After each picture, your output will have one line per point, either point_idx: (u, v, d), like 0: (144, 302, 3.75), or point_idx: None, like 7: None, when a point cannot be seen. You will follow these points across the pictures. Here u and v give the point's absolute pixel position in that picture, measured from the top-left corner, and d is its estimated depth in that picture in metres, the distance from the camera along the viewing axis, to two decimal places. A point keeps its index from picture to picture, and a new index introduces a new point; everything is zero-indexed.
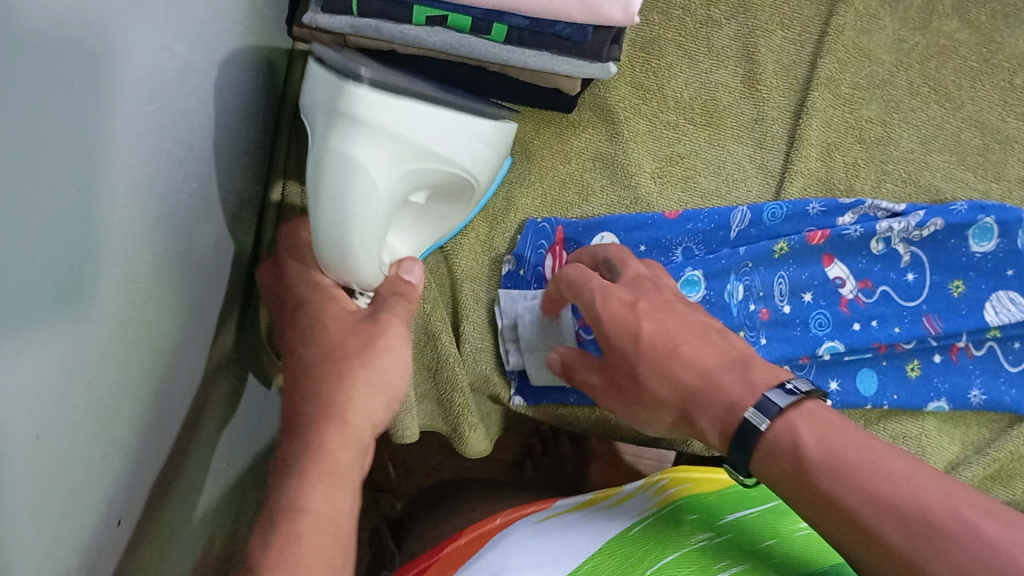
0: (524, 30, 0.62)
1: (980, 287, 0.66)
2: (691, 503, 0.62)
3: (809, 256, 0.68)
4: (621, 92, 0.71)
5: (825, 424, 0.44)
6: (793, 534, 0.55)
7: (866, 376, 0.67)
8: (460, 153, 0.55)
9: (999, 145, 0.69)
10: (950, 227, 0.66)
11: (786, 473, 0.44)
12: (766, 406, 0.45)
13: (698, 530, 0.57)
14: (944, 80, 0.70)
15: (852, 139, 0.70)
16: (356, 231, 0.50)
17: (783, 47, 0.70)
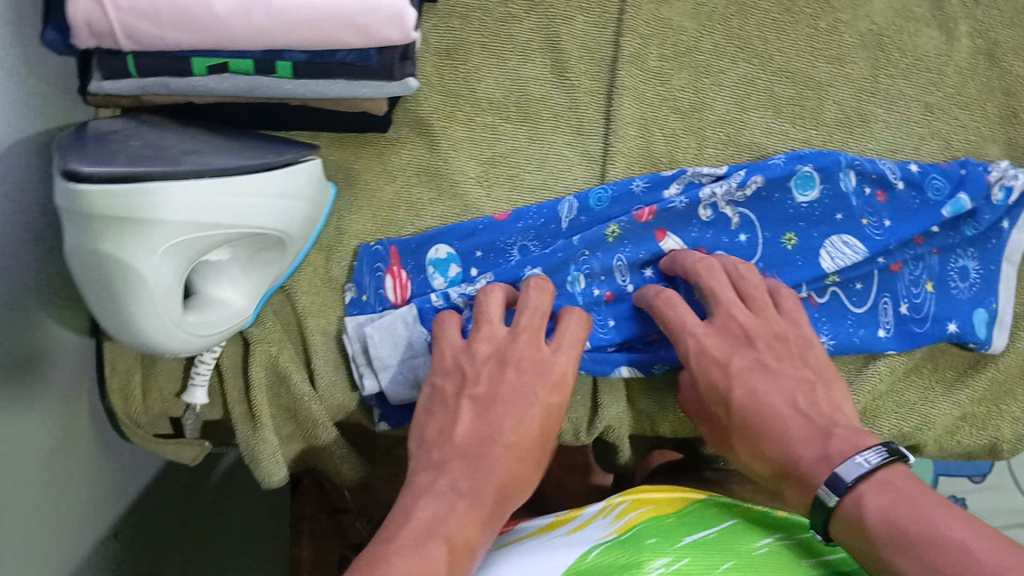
0: (308, 63, 0.61)
1: (811, 236, 0.67)
2: (648, 528, 0.58)
3: (642, 236, 0.68)
4: (433, 102, 0.70)
5: (902, 486, 0.48)
6: (760, 562, 0.52)
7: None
8: (234, 204, 0.54)
9: (813, 91, 0.70)
10: (773, 182, 0.67)
11: (851, 538, 0.48)
12: (836, 481, 0.50)
13: (658, 559, 0.52)
14: (748, 36, 0.70)
15: (668, 110, 0.70)
16: (145, 324, 0.51)
17: (586, 31, 0.70)
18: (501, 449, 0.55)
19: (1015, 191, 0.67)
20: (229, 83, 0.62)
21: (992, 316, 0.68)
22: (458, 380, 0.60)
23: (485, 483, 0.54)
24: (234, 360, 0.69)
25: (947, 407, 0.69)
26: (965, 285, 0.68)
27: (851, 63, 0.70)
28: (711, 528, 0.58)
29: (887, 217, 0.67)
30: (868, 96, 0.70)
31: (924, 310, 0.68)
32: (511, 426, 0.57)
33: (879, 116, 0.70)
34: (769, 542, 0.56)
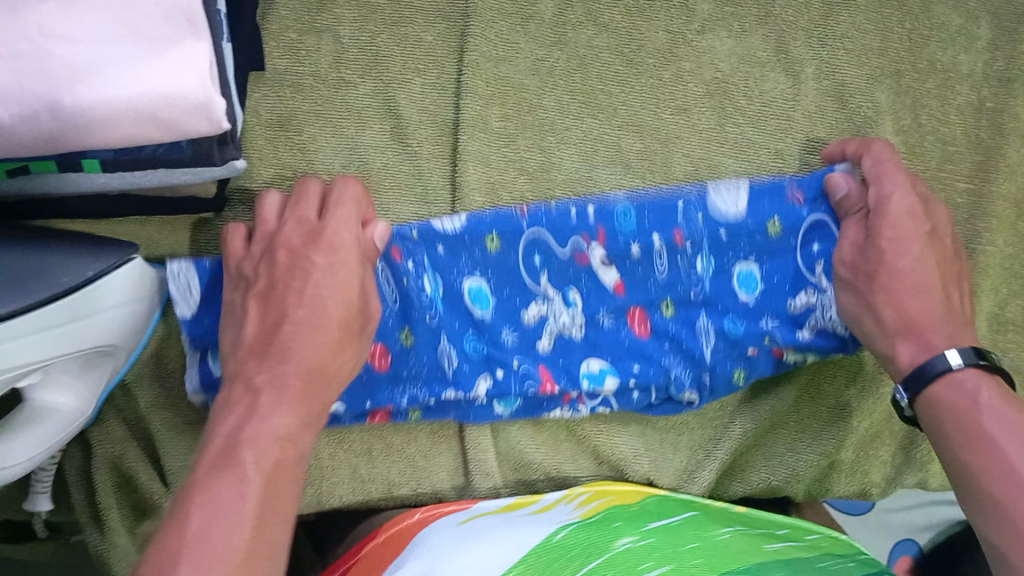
0: (116, 160, 0.58)
1: (657, 317, 0.66)
2: (614, 514, 0.60)
3: (454, 284, 0.64)
4: (267, 176, 0.67)
5: (975, 384, 0.51)
6: (725, 546, 0.53)
7: (555, 373, 0.66)
8: (27, 345, 0.52)
9: (660, 144, 0.68)
10: (582, 222, 0.65)
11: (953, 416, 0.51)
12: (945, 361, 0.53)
13: (621, 540, 0.55)
14: (592, 90, 0.68)
15: (514, 171, 0.68)
16: None
17: (425, 94, 0.68)
18: (287, 336, 0.50)
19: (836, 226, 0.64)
20: (36, 185, 0.59)
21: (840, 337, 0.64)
22: (243, 287, 0.55)
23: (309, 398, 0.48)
24: (80, 463, 0.66)
25: (812, 457, 0.68)
26: (824, 317, 0.64)
27: (696, 113, 0.68)
28: (677, 516, 0.60)
29: (720, 231, 0.64)
30: (717, 146, 0.68)
31: (763, 332, 0.65)
32: (292, 323, 0.51)
33: (729, 167, 0.68)
34: (731, 529, 0.58)
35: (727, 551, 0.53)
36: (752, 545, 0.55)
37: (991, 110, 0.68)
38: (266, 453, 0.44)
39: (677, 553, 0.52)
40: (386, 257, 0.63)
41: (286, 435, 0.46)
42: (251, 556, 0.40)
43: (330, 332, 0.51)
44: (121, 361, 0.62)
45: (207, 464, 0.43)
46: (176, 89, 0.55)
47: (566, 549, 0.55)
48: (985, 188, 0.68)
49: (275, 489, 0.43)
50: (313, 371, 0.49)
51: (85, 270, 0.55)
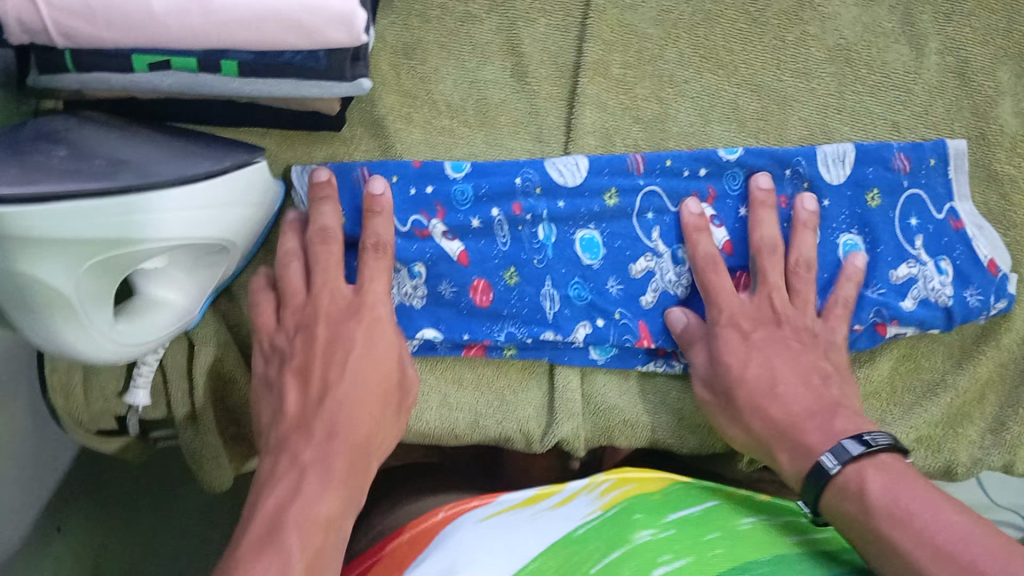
0: (254, 64, 0.59)
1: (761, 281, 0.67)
2: (636, 505, 0.58)
3: (566, 232, 0.67)
4: (388, 102, 0.68)
5: (902, 471, 0.54)
6: (747, 546, 0.52)
7: (654, 330, 0.67)
8: (176, 226, 0.52)
9: (777, 106, 0.68)
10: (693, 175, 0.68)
11: (849, 504, 0.53)
12: (838, 452, 0.55)
13: (642, 532, 0.55)
14: (715, 46, 0.68)
15: (629, 119, 0.68)
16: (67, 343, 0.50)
17: (548, 35, 0.68)
18: (307, 482, 0.52)
19: (929, 203, 0.68)
20: (170, 80, 0.60)
21: (943, 307, 0.67)
22: (276, 460, 0.54)
23: (335, 476, 0.53)
24: (182, 360, 0.66)
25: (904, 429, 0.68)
26: (927, 288, 0.67)
27: (818, 79, 0.68)
28: (698, 508, 0.58)
29: (823, 199, 0.68)
30: (835, 113, 0.68)
31: (873, 303, 0.66)
32: (339, 402, 0.57)
33: (844, 134, 0.69)
34: (753, 521, 0.57)
35: (745, 545, 0.53)
36: (772, 540, 0.54)
37: None
38: (311, 536, 0.49)
39: (695, 549, 0.52)
40: (504, 206, 0.66)
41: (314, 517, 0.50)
42: (276, 530, 0.49)
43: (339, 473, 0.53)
44: (227, 269, 0.62)
45: (256, 540, 0.48)
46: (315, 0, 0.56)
47: (580, 546, 0.54)
48: None
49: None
50: (326, 467, 0.53)
51: (217, 163, 0.56)
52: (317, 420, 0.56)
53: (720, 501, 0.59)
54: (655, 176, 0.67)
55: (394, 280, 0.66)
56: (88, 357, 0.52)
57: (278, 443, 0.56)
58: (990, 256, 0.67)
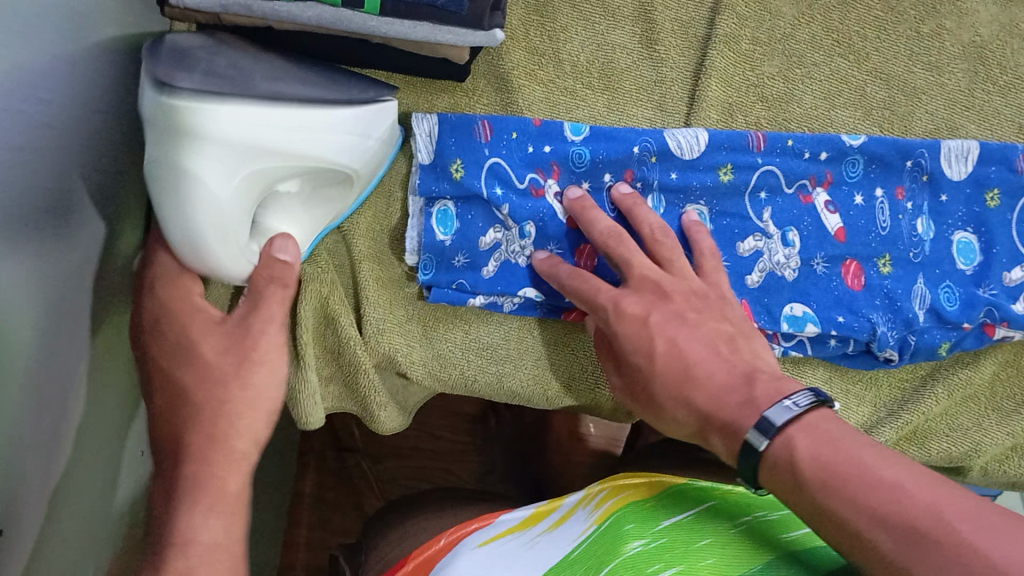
0: (396, 3, 0.60)
1: (870, 271, 0.67)
2: (625, 516, 0.60)
3: (676, 205, 0.67)
4: (516, 57, 0.68)
5: (807, 442, 0.48)
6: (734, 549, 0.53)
7: (757, 312, 0.65)
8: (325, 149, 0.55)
9: (906, 97, 0.68)
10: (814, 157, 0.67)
11: (787, 477, 0.48)
12: (765, 426, 0.50)
13: (633, 542, 0.55)
14: (848, 31, 0.68)
15: (754, 97, 0.68)
16: (204, 242, 0.52)
17: (681, 4, 0.68)
18: (199, 550, 0.50)
19: None
20: (311, 14, 0.60)
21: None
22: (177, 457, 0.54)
23: (235, 546, 0.52)
24: None
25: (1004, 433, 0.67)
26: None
27: (949, 73, 0.68)
28: (686, 515, 0.59)
29: (941, 194, 0.67)
30: (962, 110, 0.68)
31: (984, 302, 0.66)
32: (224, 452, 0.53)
33: (969, 132, 0.68)
34: (747, 520, 0.58)
35: (735, 550, 0.54)
36: (760, 543, 0.55)
37: None
38: (217, 558, 0.50)
39: (688, 557, 0.53)
40: (617, 172, 0.66)
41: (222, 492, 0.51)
42: (233, 552, 0.51)
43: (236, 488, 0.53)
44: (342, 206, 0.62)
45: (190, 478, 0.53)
46: None
47: (570, 567, 0.56)
48: None
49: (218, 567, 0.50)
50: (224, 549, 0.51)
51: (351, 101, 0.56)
52: (164, 419, 0.55)
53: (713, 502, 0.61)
54: (774, 154, 0.66)
55: (504, 237, 0.66)
56: (215, 262, 0.53)
57: (172, 409, 0.55)
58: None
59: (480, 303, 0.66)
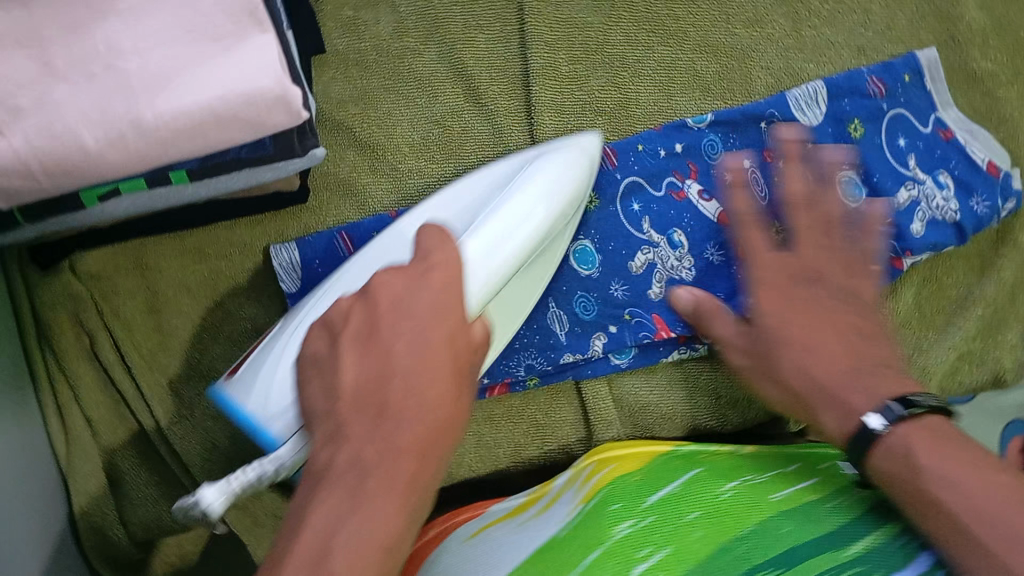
0: (202, 169, 0.57)
1: None
2: (614, 491, 0.59)
3: None
4: (349, 160, 0.66)
5: (903, 445, 0.48)
6: (729, 512, 0.55)
7: (672, 321, 0.65)
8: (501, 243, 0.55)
9: (738, 62, 0.66)
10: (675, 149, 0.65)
11: (900, 472, 0.48)
12: (890, 413, 0.50)
13: (621, 524, 0.55)
14: (659, 18, 0.66)
15: (593, 114, 0.66)
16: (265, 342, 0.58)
17: (491, 51, 0.66)
18: (401, 392, 0.39)
19: (914, 117, 0.66)
20: (126, 204, 0.59)
21: (953, 221, 0.64)
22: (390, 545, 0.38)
23: (424, 475, 0.38)
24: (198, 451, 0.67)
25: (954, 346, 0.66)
26: (932, 204, 0.64)
27: (769, 24, 0.67)
28: (679, 481, 0.59)
29: (807, 140, 0.65)
30: (796, 52, 0.66)
31: None
32: (400, 375, 0.39)
33: (811, 71, 0.66)
34: (735, 484, 0.57)
35: (730, 514, 0.54)
36: (757, 501, 0.56)
37: None
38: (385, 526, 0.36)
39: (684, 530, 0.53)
40: None
41: (430, 438, 0.38)
42: (413, 484, 0.37)
43: (445, 404, 0.39)
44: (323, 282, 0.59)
45: None
46: (250, 84, 0.54)
47: (547, 551, 0.56)
48: None
49: None
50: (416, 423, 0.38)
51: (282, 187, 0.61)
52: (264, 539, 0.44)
53: (701, 468, 0.60)
54: (631, 159, 0.65)
55: None
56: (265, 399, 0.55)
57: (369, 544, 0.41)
58: (989, 159, 0.66)
59: None
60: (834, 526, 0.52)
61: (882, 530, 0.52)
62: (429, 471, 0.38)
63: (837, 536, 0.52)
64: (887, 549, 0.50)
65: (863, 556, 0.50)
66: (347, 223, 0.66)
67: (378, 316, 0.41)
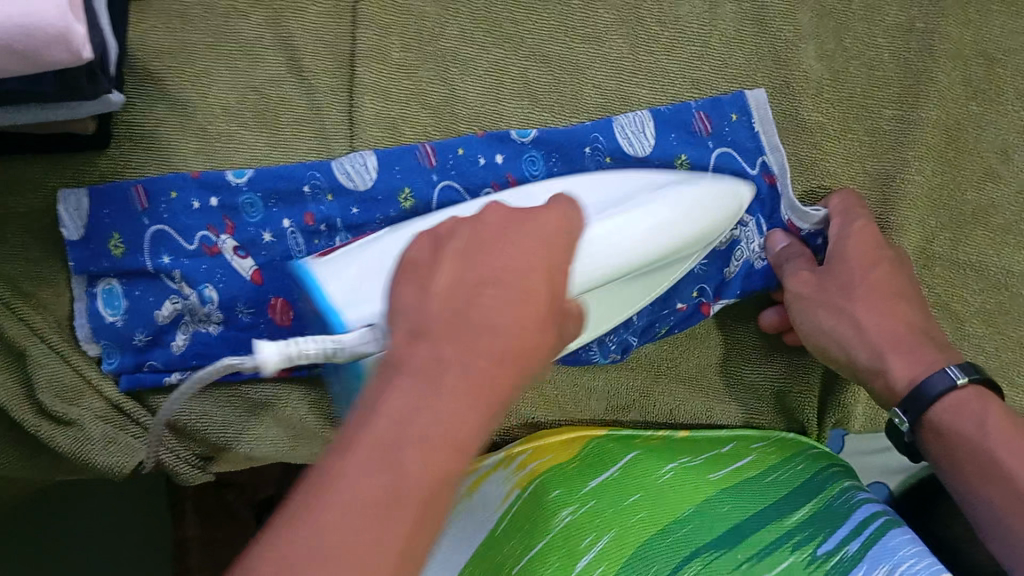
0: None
1: None
2: (551, 479, 0.61)
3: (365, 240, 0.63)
4: (157, 112, 0.64)
5: (977, 406, 0.53)
6: (682, 491, 0.58)
7: None
8: (645, 222, 0.57)
9: (570, 76, 0.66)
10: (491, 159, 0.64)
11: (950, 440, 0.54)
12: (949, 376, 0.55)
13: (562, 512, 0.58)
14: (497, 18, 0.65)
15: (417, 106, 0.65)
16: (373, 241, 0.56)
17: (320, 23, 0.65)
18: (477, 305, 0.36)
19: (742, 157, 0.65)
20: None
21: (760, 266, 0.65)
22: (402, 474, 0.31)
23: (503, 384, 0.36)
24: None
25: (755, 377, 0.69)
26: (745, 246, 0.65)
27: (609, 42, 0.66)
28: (615, 467, 0.62)
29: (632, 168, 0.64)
30: (631, 76, 0.66)
31: (695, 280, 0.65)
32: (498, 284, 0.37)
33: (643, 98, 0.65)
34: (673, 466, 0.62)
35: (667, 499, 0.58)
36: (694, 483, 0.59)
37: (921, 32, 0.67)
38: (435, 448, 0.32)
39: (621, 515, 0.57)
40: (296, 215, 0.63)
41: (510, 348, 0.36)
42: (452, 444, 0.33)
43: (528, 319, 0.37)
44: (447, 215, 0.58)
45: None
46: (31, 17, 0.48)
47: (506, 545, 0.58)
48: (912, 115, 0.66)
49: (428, 517, 0.32)
50: (470, 355, 0.35)
51: (91, 111, 0.59)
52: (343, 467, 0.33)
53: (640, 451, 0.63)
54: (447, 157, 0.63)
55: (184, 307, 0.63)
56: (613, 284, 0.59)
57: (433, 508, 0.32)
58: (789, 216, 0.65)
59: (179, 380, 0.64)
60: (780, 496, 0.58)
61: (833, 492, 0.58)
62: (508, 377, 0.36)
63: (781, 506, 0.57)
64: (844, 505, 0.56)
65: (803, 523, 0.55)
66: (145, 177, 0.63)
67: (445, 244, 0.39)
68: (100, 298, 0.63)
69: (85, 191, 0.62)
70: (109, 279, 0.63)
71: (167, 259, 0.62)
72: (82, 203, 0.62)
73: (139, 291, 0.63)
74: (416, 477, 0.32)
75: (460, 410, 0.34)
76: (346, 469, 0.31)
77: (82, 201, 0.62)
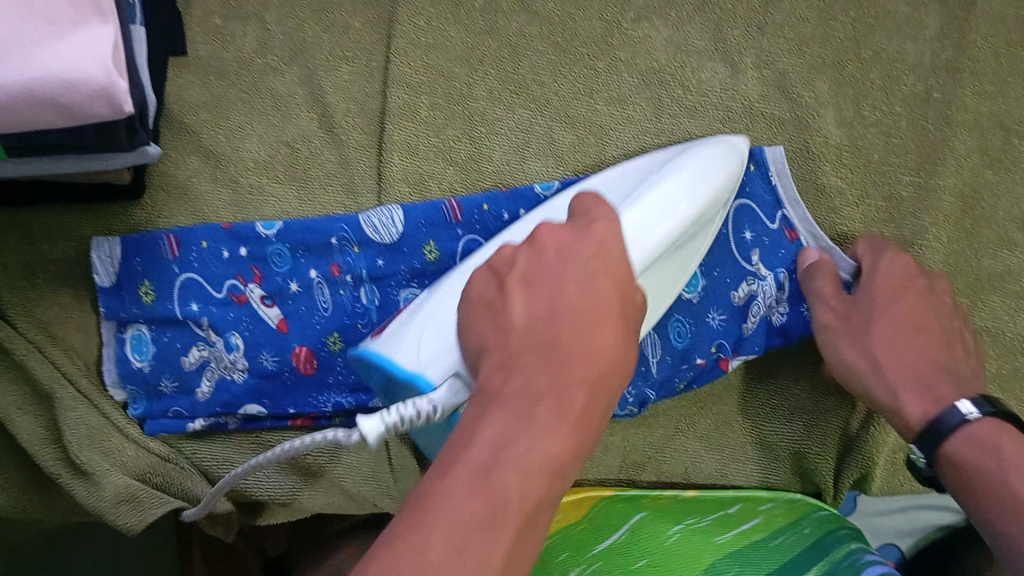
0: (25, 149, 0.54)
1: None
2: (560, 544, 0.62)
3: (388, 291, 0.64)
4: (191, 165, 0.66)
5: (992, 437, 0.53)
6: (686, 552, 0.58)
7: None
8: (678, 194, 0.55)
9: (595, 137, 0.67)
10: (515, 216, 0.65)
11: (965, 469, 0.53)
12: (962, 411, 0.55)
13: (568, 574, 0.58)
14: (525, 80, 0.67)
15: (444, 163, 0.66)
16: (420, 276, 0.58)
17: (351, 82, 0.67)
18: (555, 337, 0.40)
19: (762, 216, 0.66)
20: None
21: (778, 325, 0.66)
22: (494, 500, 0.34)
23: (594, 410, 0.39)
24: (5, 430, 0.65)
25: (774, 436, 0.69)
26: (765, 303, 0.66)
27: (632, 106, 0.67)
28: (622, 529, 0.63)
29: None
30: (653, 139, 0.67)
31: (714, 338, 0.66)
32: (571, 314, 0.41)
33: None
34: (680, 528, 0.62)
35: (672, 561, 0.58)
36: (702, 544, 0.60)
37: (937, 101, 0.67)
38: (532, 476, 0.36)
39: (627, 574, 0.57)
40: (323, 266, 0.64)
41: (595, 369, 0.40)
42: (549, 467, 0.37)
43: (610, 338, 0.41)
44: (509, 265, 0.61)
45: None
46: (73, 72, 0.48)
47: None
48: (929, 182, 0.67)
49: (531, 532, 0.35)
50: (558, 383, 0.39)
51: (127, 163, 0.60)
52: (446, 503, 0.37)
53: (648, 512, 0.64)
54: (472, 212, 0.64)
55: (210, 354, 0.64)
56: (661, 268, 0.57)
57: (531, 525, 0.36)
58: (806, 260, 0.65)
59: (202, 427, 0.65)
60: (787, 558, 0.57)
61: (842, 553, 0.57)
62: (600, 402, 0.40)
63: (789, 569, 0.56)
64: (850, 568, 0.54)
65: None
66: (176, 227, 0.64)
67: (511, 276, 0.43)
68: (128, 344, 0.65)
69: (116, 240, 0.64)
70: (137, 325, 0.64)
71: (195, 306, 0.64)
72: (112, 251, 0.64)
73: (167, 338, 0.64)
74: (513, 497, 0.35)
75: (555, 434, 0.37)
76: (446, 499, 0.34)
77: (112, 249, 0.64)
